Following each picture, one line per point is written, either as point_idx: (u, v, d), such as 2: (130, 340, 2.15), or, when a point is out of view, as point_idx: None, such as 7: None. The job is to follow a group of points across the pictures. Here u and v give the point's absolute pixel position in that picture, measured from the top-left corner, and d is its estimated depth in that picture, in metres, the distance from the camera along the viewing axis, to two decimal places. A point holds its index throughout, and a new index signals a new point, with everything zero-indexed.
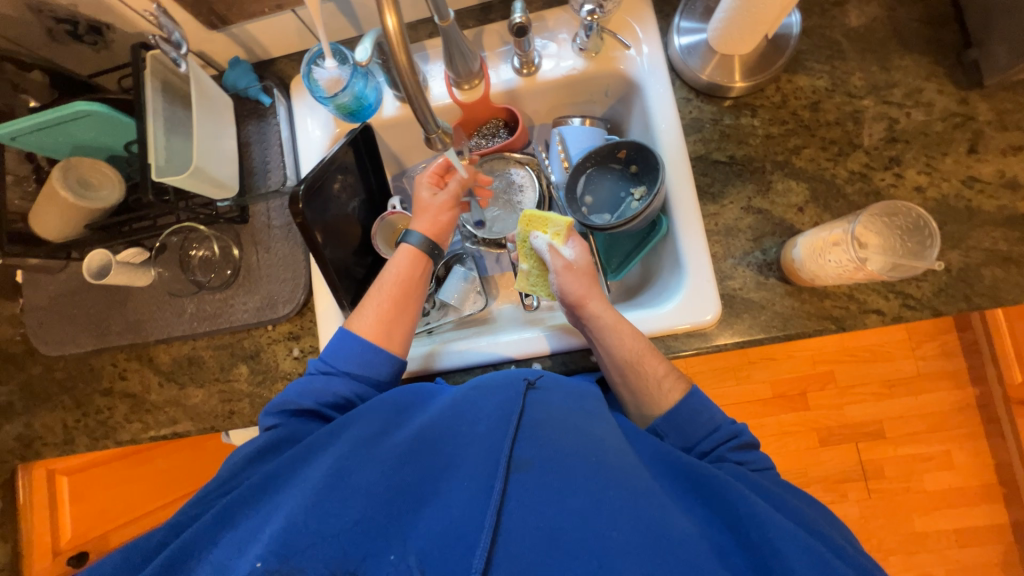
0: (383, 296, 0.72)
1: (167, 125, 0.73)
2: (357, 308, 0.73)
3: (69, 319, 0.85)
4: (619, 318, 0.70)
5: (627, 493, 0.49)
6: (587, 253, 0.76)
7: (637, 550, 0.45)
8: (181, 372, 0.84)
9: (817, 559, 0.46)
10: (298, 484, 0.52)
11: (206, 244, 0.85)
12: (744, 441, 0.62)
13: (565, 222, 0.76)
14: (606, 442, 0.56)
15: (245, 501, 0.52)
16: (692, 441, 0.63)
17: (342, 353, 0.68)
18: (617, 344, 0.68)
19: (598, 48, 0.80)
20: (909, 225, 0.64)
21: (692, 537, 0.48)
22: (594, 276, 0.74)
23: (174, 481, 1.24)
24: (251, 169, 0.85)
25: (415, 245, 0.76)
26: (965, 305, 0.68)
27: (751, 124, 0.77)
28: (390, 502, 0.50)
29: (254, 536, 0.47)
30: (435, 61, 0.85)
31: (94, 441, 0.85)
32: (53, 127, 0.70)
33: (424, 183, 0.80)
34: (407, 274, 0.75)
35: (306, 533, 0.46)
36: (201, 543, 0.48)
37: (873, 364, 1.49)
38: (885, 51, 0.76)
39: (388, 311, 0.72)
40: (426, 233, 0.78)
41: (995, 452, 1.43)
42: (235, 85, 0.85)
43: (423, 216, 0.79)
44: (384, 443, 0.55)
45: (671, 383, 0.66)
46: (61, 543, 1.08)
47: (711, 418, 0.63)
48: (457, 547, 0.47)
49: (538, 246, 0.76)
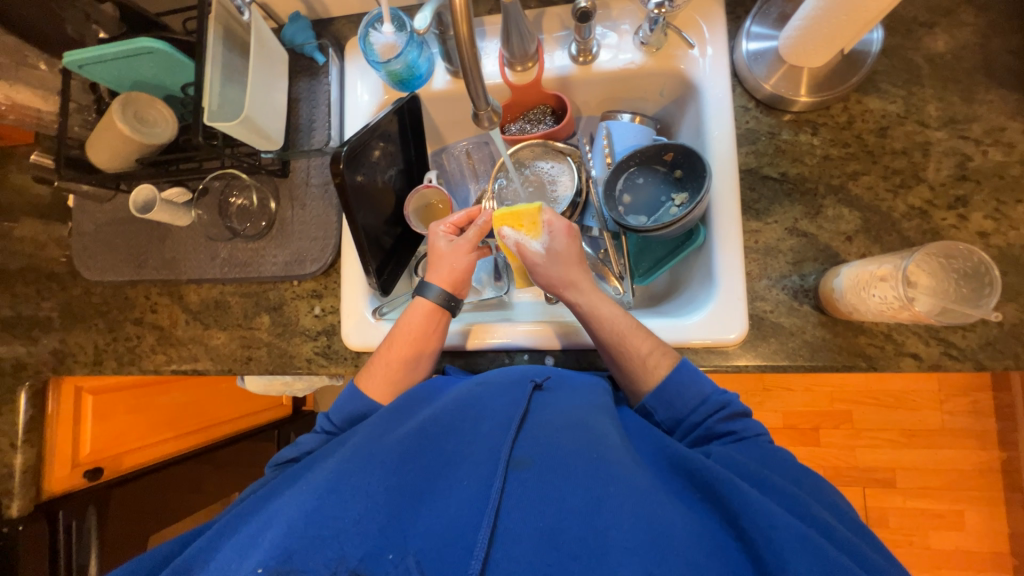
0: (392, 355, 0.71)
1: (225, 71, 0.75)
2: (366, 368, 0.73)
3: (110, 248, 0.89)
4: (600, 303, 0.70)
5: (624, 489, 0.49)
6: (565, 240, 0.73)
7: (632, 545, 0.45)
8: (207, 313, 0.87)
9: (811, 543, 0.43)
10: (298, 488, 0.52)
11: (246, 193, 0.87)
12: (735, 411, 0.61)
13: (535, 211, 0.72)
14: (609, 438, 0.55)
15: (245, 514, 0.53)
16: (683, 415, 0.63)
17: (342, 408, 0.69)
18: (600, 327, 0.69)
19: (661, 43, 0.77)
20: (967, 270, 0.60)
21: (687, 534, 0.46)
22: (576, 264, 0.73)
23: (183, 416, 1.31)
24: (297, 126, 0.86)
25: (431, 300, 0.74)
26: (1011, 363, 0.64)
27: (809, 142, 0.73)
28: (391, 502, 0.50)
29: (253, 541, 0.47)
30: (491, 39, 0.84)
31: (121, 365, 0.89)
32: (120, 59, 0.73)
33: (444, 233, 0.79)
34: (417, 330, 0.73)
35: (304, 534, 0.46)
36: (201, 555, 0.49)
37: (896, 411, 1.43)
38: (969, 82, 0.70)
39: (395, 372, 0.71)
40: (444, 285, 0.76)
41: (1012, 522, 1.36)
42: (292, 40, 0.86)
43: (439, 268, 0.77)
44: (386, 440, 0.56)
45: (656, 359, 0.66)
46: (81, 456, 1.07)
47: (699, 390, 0.62)
48: (455, 547, 0.47)
49: (510, 242, 0.74)
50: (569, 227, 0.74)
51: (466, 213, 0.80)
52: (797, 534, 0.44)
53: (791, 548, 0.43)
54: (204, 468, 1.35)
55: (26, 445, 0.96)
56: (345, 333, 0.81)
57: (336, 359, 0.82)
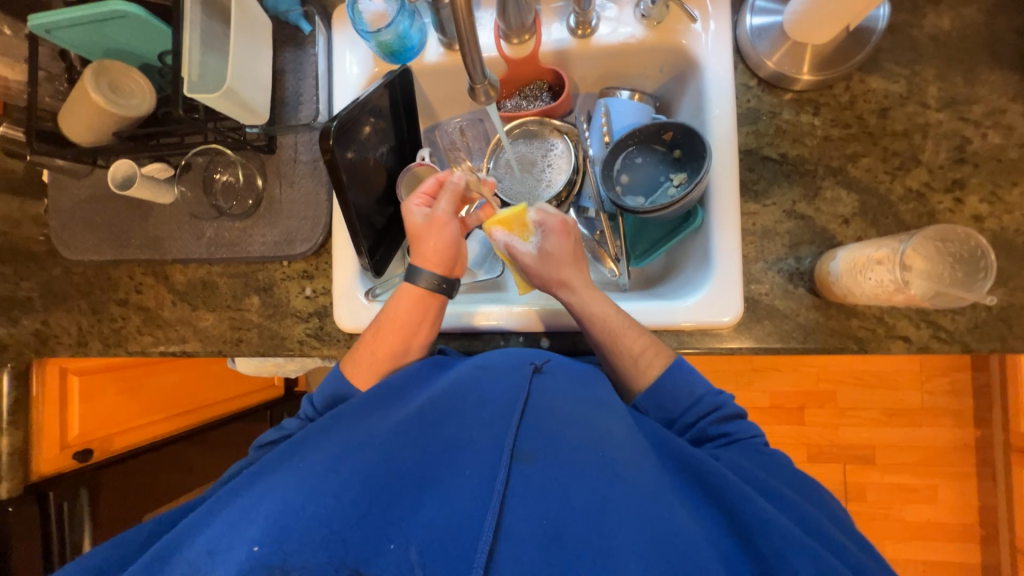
0: (377, 341, 0.70)
1: (205, 39, 0.71)
2: (351, 353, 0.71)
3: (90, 225, 0.85)
4: (593, 302, 0.69)
5: (629, 490, 0.49)
6: (558, 241, 0.73)
7: (636, 549, 0.46)
8: (195, 294, 0.85)
9: (820, 564, 0.45)
10: (296, 466, 0.52)
11: (231, 169, 0.84)
12: (726, 412, 0.63)
13: (519, 212, 0.73)
14: (615, 434, 0.55)
15: (239, 488, 0.52)
16: (678, 413, 0.64)
17: (328, 393, 0.68)
18: (592, 326, 0.68)
19: (662, 17, 0.74)
20: (963, 254, 0.60)
21: (696, 538, 0.47)
22: (569, 264, 0.73)
23: (176, 397, 1.30)
24: (283, 99, 0.83)
25: (420, 286, 0.72)
26: (997, 345, 0.65)
27: (810, 123, 0.72)
28: (392, 489, 0.50)
29: (248, 516, 0.48)
30: (486, 9, 0.81)
31: (106, 347, 0.87)
32: (90, 23, 0.68)
33: (416, 204, 0.76)
34: (403, 317, 0.71)
35: (302, 517, 0.47)
36: (195, 527, 0.49)
37: (878, 390, 1.47)
38: (972, 62, 0.69)
39: (383, 361, 0.69)
40: (434, 268, 0.73)
41: (983, 495, 1.43)
42: (276, 7, 0.81)
43: (427, 248, 0.73)
44: (386, 423, 0.55)
45: (648, 357, 0.66)
46: (69, 438, 1.06)
47: (693, 390, 0.64)
48: (459, 542, 0.47)
49: (501, 244, 0.75)
50: (563, 223, 0.74)
51: (433, 179, 0.76)
52: (807, 549, 0.46)
53: (802, 563, 0.45)
54: (198, 448, 1.35)
55: (12, 427, 0.94)
56: (336, 314, 0.80)
57: (328, 340, 0.81)
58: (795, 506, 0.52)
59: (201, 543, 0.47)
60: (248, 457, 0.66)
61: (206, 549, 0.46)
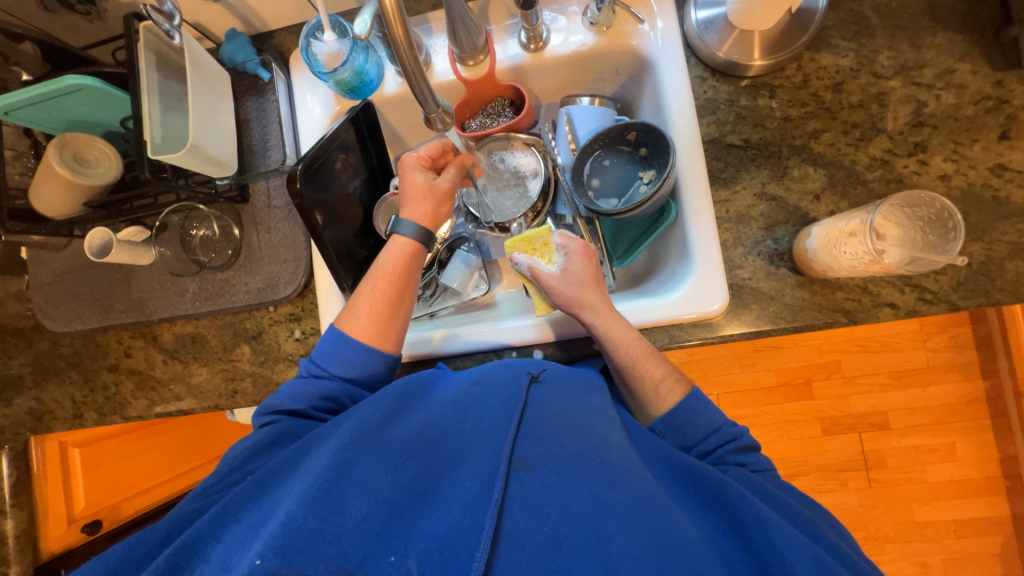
0: (377, 295, 0.70)
1: (163, 100, 0.71)
2: (349, 306, 0.71)
3: (74, 296, 0.85)
4: (616, 325, 0.69)
5: (626, 495, 0.49)
6: (580, 261, 0.74)
7: (638, 552, 0.45)
8: (185, 350, 0.85)
9: (820, 564, 0.44)
10: (297, 479, 0.51)
11: (207, 223, 0.84)
12: (744, 442, 0.62)
13: (546, 234, 0.77)
14: (609, 441, 0.56)
15: (244, 498, 0.51)
16: (692, 441, 0.63)
17: (331, 354, 0.67)
18: (616, 349, 0.68)
19: (610, 21, 0.76)
20: (932, 217, 0.62)
21: (696, 542, 0.47)
22: (592, 285, 0.72)
23: (181, 455, 1.34)
24: (251, 147, 0.84)
25: (409, 237, 0.73)
26: (985, 300, 0.65)
27: (769, 106, 0.73)
28: (393, 502, 0.49)
29: (255, 531, 0.47)
30: (438, 35, 0.82)
31: (103, 415, 0.86)
32: (46, 101, 0.69)
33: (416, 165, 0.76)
34: (400, 268, 0.72)
35: (306, 529, 0.45)
36: (205, 539, 0.48)
37: (882, 355, 1.46)
38: (916, 28, 0.71)
39: (382, 310, 0.69)
40: (421, 222, 0.75)
41: (1002, 446, 1.42)
42: (232, 59, 0.83)
43: (413, 205, 0.76)
44: (386, 436, 0.55)
45: (668, 385, 0.66)
46: (75, 511, 1.11)
47: (710, 419, 0.63)
48: (458, 549, 0.46)
49: (520, 266, 0.77)
50: (585, 248, 0.76)
51: (438, 144, 0.77)
52: (807, 547, 0.46)
53: (804, 563, 0.45)
54: None
55: (17, 509, 0.93)
56: None
57: None
58: (802, 515, 0.53)
59: (209, 562, 0.46)
60: (251, 435, 0.63)
61: (216, 562, 0.46)
